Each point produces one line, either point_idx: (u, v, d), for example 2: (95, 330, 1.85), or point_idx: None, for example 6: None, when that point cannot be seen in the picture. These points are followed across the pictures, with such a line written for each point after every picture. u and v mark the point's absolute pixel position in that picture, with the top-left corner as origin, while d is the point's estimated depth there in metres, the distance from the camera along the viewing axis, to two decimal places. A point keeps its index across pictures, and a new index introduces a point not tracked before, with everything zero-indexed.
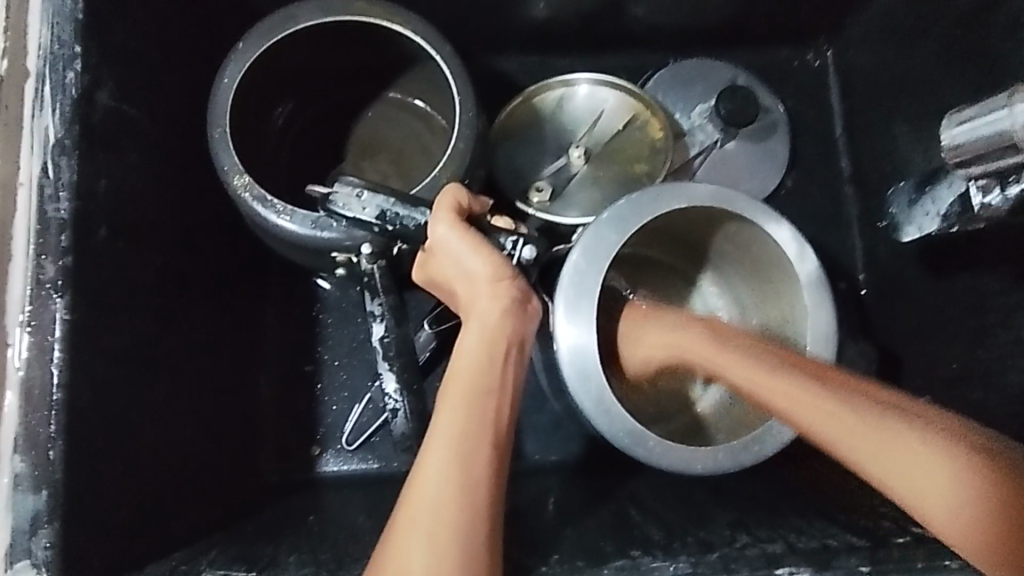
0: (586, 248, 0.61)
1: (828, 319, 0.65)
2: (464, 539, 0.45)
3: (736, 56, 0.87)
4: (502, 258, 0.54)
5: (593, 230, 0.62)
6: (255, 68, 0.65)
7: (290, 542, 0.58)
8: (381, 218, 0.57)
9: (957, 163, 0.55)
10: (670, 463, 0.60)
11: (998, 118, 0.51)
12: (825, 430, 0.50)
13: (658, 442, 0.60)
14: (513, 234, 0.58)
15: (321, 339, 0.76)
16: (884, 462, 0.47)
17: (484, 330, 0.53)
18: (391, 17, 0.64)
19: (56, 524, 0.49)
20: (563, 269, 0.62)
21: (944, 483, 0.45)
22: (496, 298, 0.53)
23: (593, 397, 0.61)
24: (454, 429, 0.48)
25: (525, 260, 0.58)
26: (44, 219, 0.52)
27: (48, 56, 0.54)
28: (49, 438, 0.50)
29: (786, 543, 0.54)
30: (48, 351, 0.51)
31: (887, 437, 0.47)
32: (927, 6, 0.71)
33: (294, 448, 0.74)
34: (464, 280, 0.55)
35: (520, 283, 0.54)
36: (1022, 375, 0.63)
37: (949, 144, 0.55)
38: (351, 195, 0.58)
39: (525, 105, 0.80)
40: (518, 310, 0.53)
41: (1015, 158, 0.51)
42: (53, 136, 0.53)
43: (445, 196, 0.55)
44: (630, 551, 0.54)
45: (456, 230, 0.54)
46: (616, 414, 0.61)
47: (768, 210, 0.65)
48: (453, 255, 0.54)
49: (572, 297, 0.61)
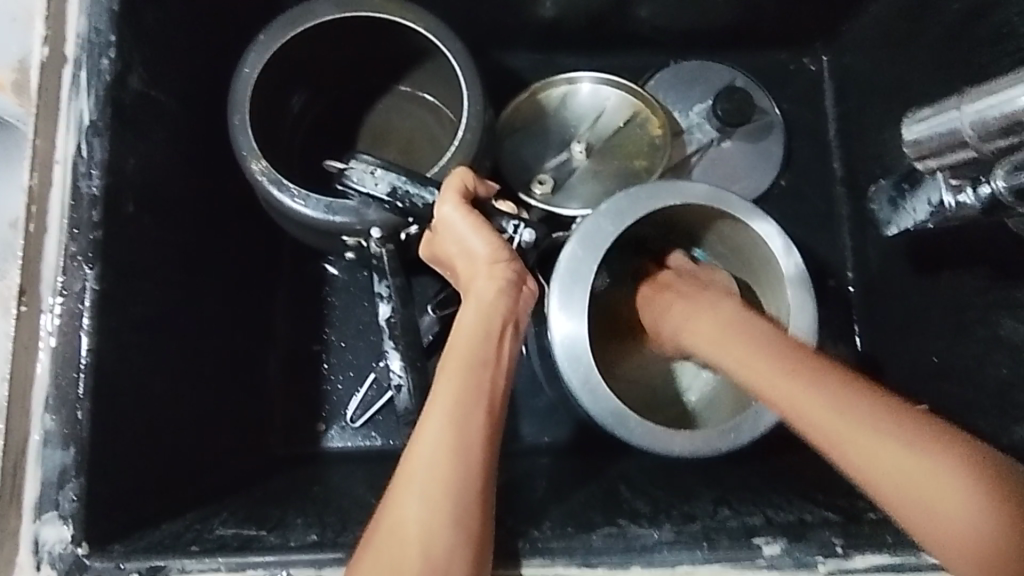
0: (584, 236, 0.64)
1: (811, 315, 0.67)
2: (458, 498, 0.48)
3: (735, 60, 0.91)
4: (502, 239, 0.57)
5: (592, 221, 0.65)
6: (274, 59, 0.68)
7: (298, 507, 0.62)
8: (392, 193, 0.60)
9: (919, 159, 0.57)
10: (651, 445, 0.63)
11: (948, 119, 0.53)
12: (826, 425, 0.49)
13: (638, 424, 0.64)
14: (514, 218, 0.61)
15: (330, 320, 0.79)
16: (878, 454, 0.47)
17: (483, 307, 0.56)
18: (405, 13, 0.68)
19: (82, 480, 0.53)
20: (559, 256, 0.65)
21: (951, 486, 0.44)
22: (495, 278, 0.56)
23: (580, 378, 0.64)
24: (450, 398, 0.51)
25: (526, 244, 0.61)
26: (77, 195, 0.55)
27: (84, 42, 0.57)
28: (77, 398, 0.54)
29: (765, 517, 0.57)
30: (78, 317, 0.54)
31: (888, 435, 0.47)
32: (918, 16, 0.74)
33: (301, 424, 0.77)
34: (465, 258, 0.58)
35: (517, 265, 0.57)
36: (996, 369, 0.67)
37: (908, 141, 0.57)
38: (365, 170, 0.61)
39: (530, 101, 0.84)
40: (515, 290, 0.57)
41: (969, 154, 0.53)
42: (87, 118, 0.56)
43: (453, 178, 0.58)
44: (618, 521, 0.58)
45: (460, 211, 0.57)
46: (602, 394, 0.64)
47: (756, 208, 0.68)
48: (456, 235, 0.58)
49: (566, 282, 0.64)
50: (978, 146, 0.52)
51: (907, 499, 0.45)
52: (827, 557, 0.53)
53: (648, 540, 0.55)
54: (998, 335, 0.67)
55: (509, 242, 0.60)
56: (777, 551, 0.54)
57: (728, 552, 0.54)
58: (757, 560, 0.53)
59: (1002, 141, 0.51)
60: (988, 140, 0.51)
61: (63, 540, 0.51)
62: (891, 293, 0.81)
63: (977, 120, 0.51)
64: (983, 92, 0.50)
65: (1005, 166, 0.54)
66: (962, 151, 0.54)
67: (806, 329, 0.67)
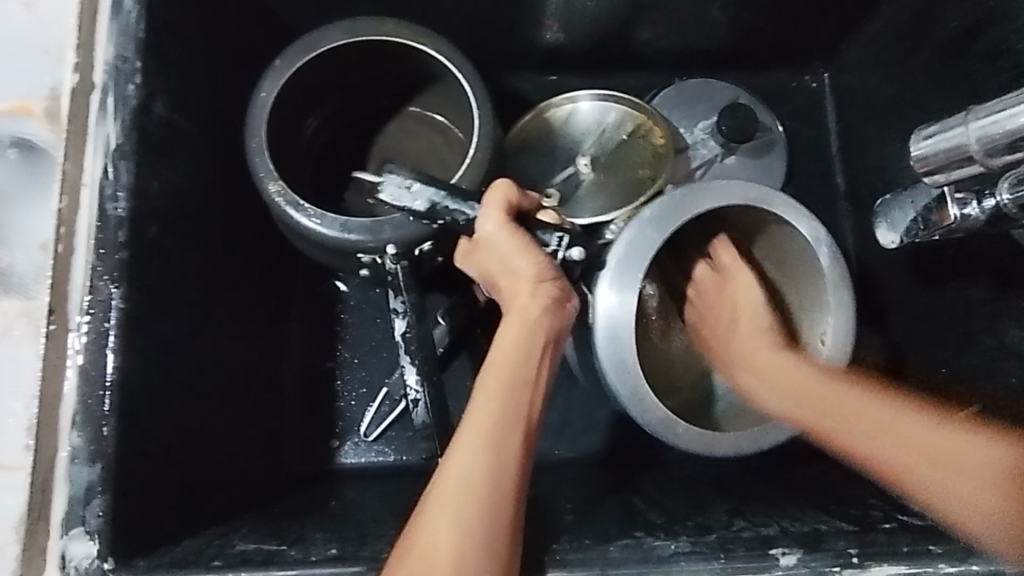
0: (632, 242, 0.65)
1: (848, 318, 0.69)
2: (489, 520, 0.49)
3: (736, 78, 0.93)
4: (547, 257, 0.57)
5: (636, 226, 0.65)
6: (289, 83, 0.70)
7: (317, 522, 0.62)
8: (432, 209, 0.60)
9: (924, 173, 0.58)
10: (694, 445, 0.66)
11: (954, 135, 0.54)
12: (879, 451, 0.61)
13: (686, 429, 0.65)
14: (558, 230, 0.60)
15: (342, 337, 0.80)
16: (895, 446, 0.60)
17: (524, 327, 0.55)
18: (416, 36, 0.70)
19: (108, 495, 0.54)
20: (608, 255, 0.65)
21: (970, 456, 0.58)
22: (540, 296, 0.56)
23: (628, 388, 0.65)
24: (487, 417, 0.52)
25: (571, 259, 0.61)
26: (104, 217, 0.57)
27: (112, 70, 0.59)
28: (103, 415, 0.55)
29: (781, 527, 0.58)
30: (104, 336, 0.56)
31: (930, 437, 0.60)
32: (916, 34, 0.76)
33: (316, 440, 0.78)
34: (509, 276, 0.57)
35: (561, 283, 0.57)
36: (1005, 378, 0.68)
37: (913, 156, 0.58)
38: (402, 187, 0.60)
39: (536, 120, 0.86)
40: (558, 309, 0.57)
41: (979, 168, 0.54)
42: (114, 142, 0.58)
43: (496, 192, 0.57)
44: (634, 532, 0.58)
45: (505, 228, 0.56)
46: (650, 403, 0.65)
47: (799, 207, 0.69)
48: (499, 252, 0.57)
49: (614, 284, 0.65)
50: (984, 162, 0.53)
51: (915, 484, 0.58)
52: (842, 566, 0.54)
53: (664, 551, 0.55)
54: (1005, 345, 0.67)
55: (553, 256, 0.60)
56: (794, 561, 0.54)
57: (744, 563, 0.54)
58: (774, 569, 0.54)
59: (1007, 157, 0.52)
60: (995, 156, 0.52)
61: (90, 555, 0.52)
62: (895, 305, 0.82)
63: (985, 136, 0.52)
64: (992, 110, 0.51)
65: (1010, 177, 0.55)
66: (969, 167, 0.55)
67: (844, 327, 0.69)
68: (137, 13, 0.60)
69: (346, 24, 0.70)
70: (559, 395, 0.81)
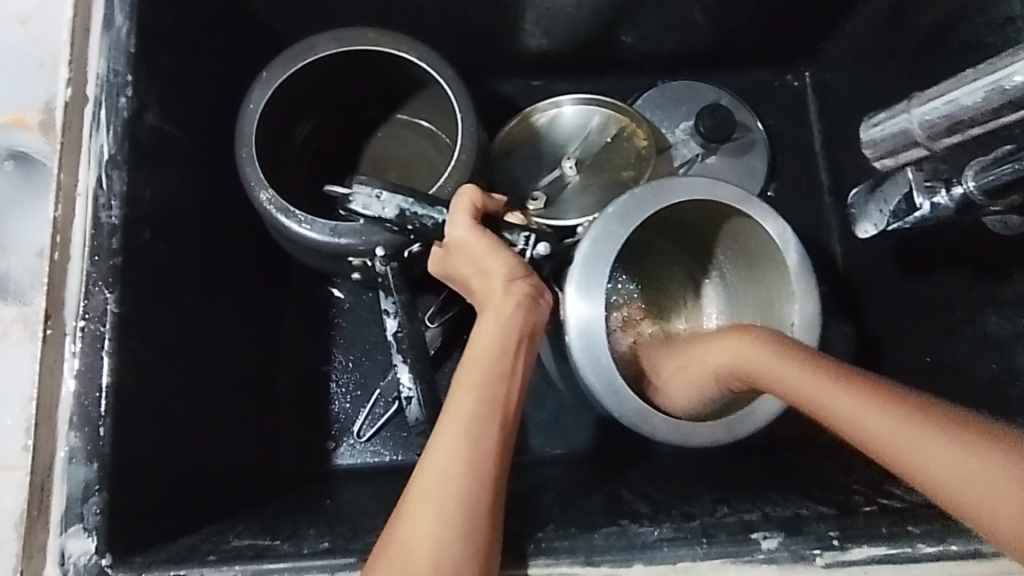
0: (596, 239, 0.66)
1: (813, 305, 0.68)
2: (468, 514, 0.49)
3: (719, 79, 0.95)
4: (516, 257, 0.58)
5: (600, 224, 0.66)
6: (278, 93, 0.72)
7: (310, 519, 0.64)
8: (400, 217, 0.61)
9: (877, 158, 0.60)
10: (674, 437, 0.65)
11: (898, 121, 0.56)
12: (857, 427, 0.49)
13: (663, 419, 0.66)
14: (525, 230, 0.62)
15: (336, 340, 0.82)
16: (906, 447, 0.46)
17: (498, 322, 0.56)
18: (399, 45, 0.72)
19: (104, 493, 0.55)
20: (575, 256, 0.66)
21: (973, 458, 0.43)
22: (513, 294, 0.57)
23: (602, 381, 0.66)
24: (466, 411, 0.52)
25: (539, 255, 0.62)
26: (98, 224, 0.59)
27: (104, 83, 0.61)
28: (99, 416, 0.56)
29: (763, 513, 0.59)
30: (100, 340, 0.57)
31: (943, 444, 0.45)
32: (891, 31, 0.79)
33: (311, 442, 0.79)
34: (480, 277, 0.59)
35: (533, 280, 0.58)
36: (986, 365, 0.69)
37: (863, 144, 0.60)
38: (370, 196, 0.61)
39: (522, 124, 0.88)
40: (532, 305, 0.58)
41: (923, 151, 0.56)
42: (107, 152, 0.60)
43: (462, 199, 0.60)
44: (619, 521, 0.59)
45: (473, 231, 0.59)
46: (624, 395, 0.65)
47: (767, 206, 0.69)
48: (471, 257, 0.59)
49: (580, 283, 0.65)
50: (927, 145, 0.55)
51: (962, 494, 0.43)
52: (824, 549, 0.55)
53: (648, 538, 0.57)
54: (986, 332, 0.69)
55: (521, 255, 0.61)
56: (775, 544, 0.55)
57: (726, 547, 0.55)
58: (757, 553, 0.55)
59: (948, 139, 0.54)
60: (935, 139, 0.54)
61: (88, 551, 0.53)
62: (880, 297, 0.83)
63: (923, 120, 0.54)
64: (926, 96, 0.53)
65: (976, 165, 0.57)
66: (913, 150, 0.57)
67: (810, 315, 0.68)
68: (128, 28, 0.62)
69: (333, 35, 0.72)
70: (550, 393, 0.82)
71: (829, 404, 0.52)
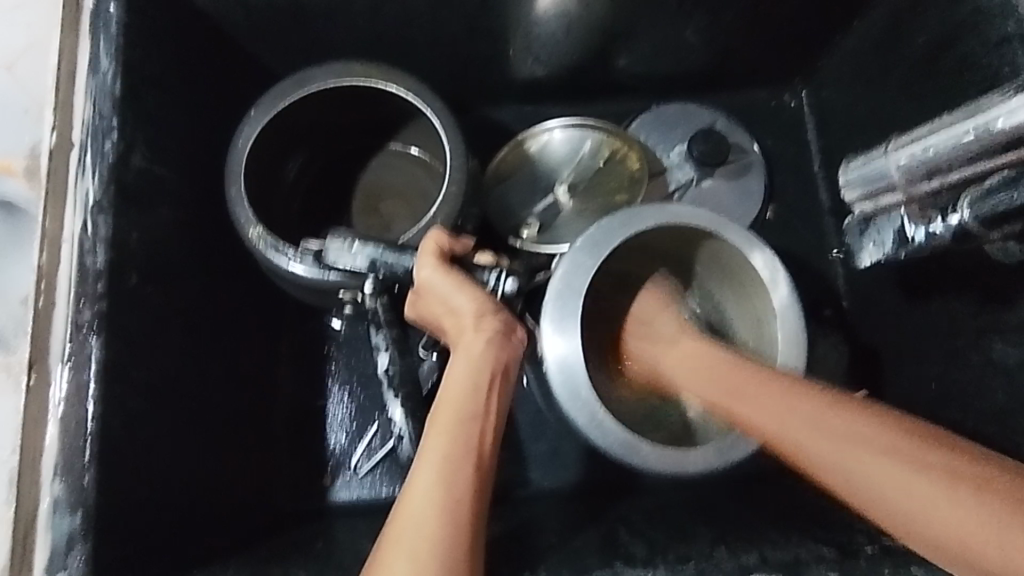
0: (567, 271, 0.65)
1: (796, 322, 0.67)
2: (445, 559, 0.47)
3: (715, 100, 0.94)
4: (486, 293, 0.58)
5: (570, 257, 0.65)
6: (267, 129, 0.72)
7: (299, 561, 0.62)
8: (372, 265, 0.64)
9: (855, 202, 0.66)
10: (663, 468, 0.63)
11: (877, 164, 0.62)
12: (812, 446, 0.51)
13: (649, 448, 0.64)
14: (495, 268, 0.62)
15: (331, 373, 0.81)
16: (862, 468, 0.49)
17: (470, 362, 0.55)
18: (388, 79, 0.72)
19: (88, 544, 0.55)
20: (548, 289, 0.65)
21: (927, 496, 0.45)
22: (483, 331, 0.57)
23: (584, 414, 0.64)
24: (440, 453, 0.51)
25: (509, 292, 0.62)
26: (84, 269, 0.59)
27: (91, 128, 0.62)
28: (84, 465, 0.56)
29: (761, 556, 0.57)
30: (84, 387, 0.57)
31: (911, 474, 0.46)
32: (886, 52, 0.77)
33: (306, 478, 0.79)
34: (452, 316, 0.58)
35: (503, 316, 0.58)
36: (995, 394, 0.67)
37: (846, 187, 0.65)
38: (343, 247, 0.64)
39: (514, 151, 0.87)
40: (502, 341, 0.57)
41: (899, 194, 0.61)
42: (93, 198, 0.60)
43: (428, 241, 0.60)
44: (612, 565, 0.58)
45: (439, 270, 0.58)
46: (608, 426, 0.64)
47: (746, 233, 0.67)
48: (439, 295, 0.59)
49: (556, 317, 0.64)
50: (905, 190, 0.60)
51: (916, 519, 0.46)
52: None
53: None
54: (992, 361, 0.67)
55: (493, 293, 0.61)
56: None
57: None
58: None
59: (926, 183, 0.58)
60: (914, 183, 0.59)
61: None
62: (881, 321, 0.81)
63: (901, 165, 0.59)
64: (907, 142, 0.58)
65: (970, 196, 0.55)
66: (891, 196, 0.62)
67: (795, 335, 0.67)
68: (114, 72, 0.63)
69: (328, 69, 0.72)
70: (548, 423, 0.81)
71: (796, 421, 0.53)
